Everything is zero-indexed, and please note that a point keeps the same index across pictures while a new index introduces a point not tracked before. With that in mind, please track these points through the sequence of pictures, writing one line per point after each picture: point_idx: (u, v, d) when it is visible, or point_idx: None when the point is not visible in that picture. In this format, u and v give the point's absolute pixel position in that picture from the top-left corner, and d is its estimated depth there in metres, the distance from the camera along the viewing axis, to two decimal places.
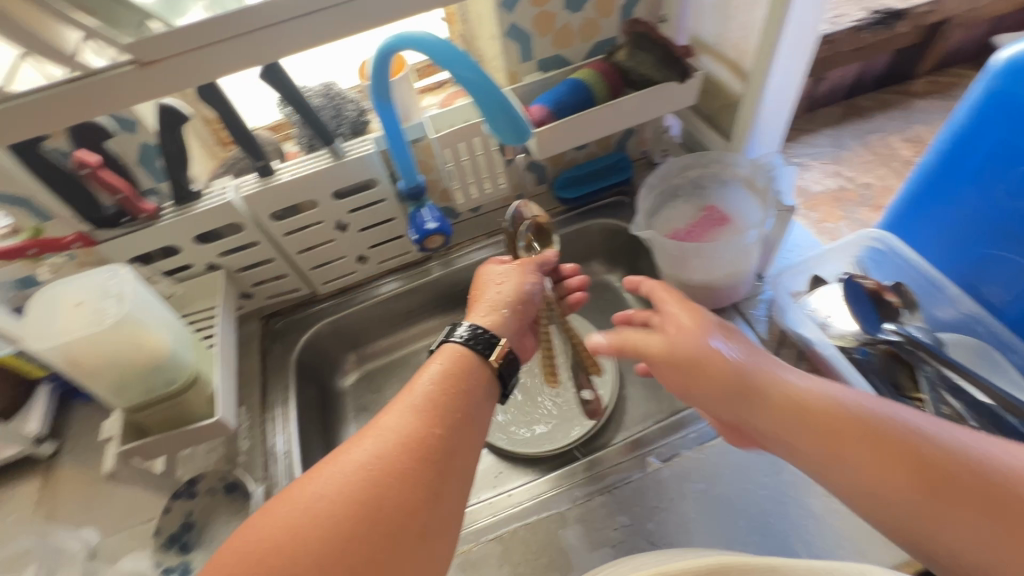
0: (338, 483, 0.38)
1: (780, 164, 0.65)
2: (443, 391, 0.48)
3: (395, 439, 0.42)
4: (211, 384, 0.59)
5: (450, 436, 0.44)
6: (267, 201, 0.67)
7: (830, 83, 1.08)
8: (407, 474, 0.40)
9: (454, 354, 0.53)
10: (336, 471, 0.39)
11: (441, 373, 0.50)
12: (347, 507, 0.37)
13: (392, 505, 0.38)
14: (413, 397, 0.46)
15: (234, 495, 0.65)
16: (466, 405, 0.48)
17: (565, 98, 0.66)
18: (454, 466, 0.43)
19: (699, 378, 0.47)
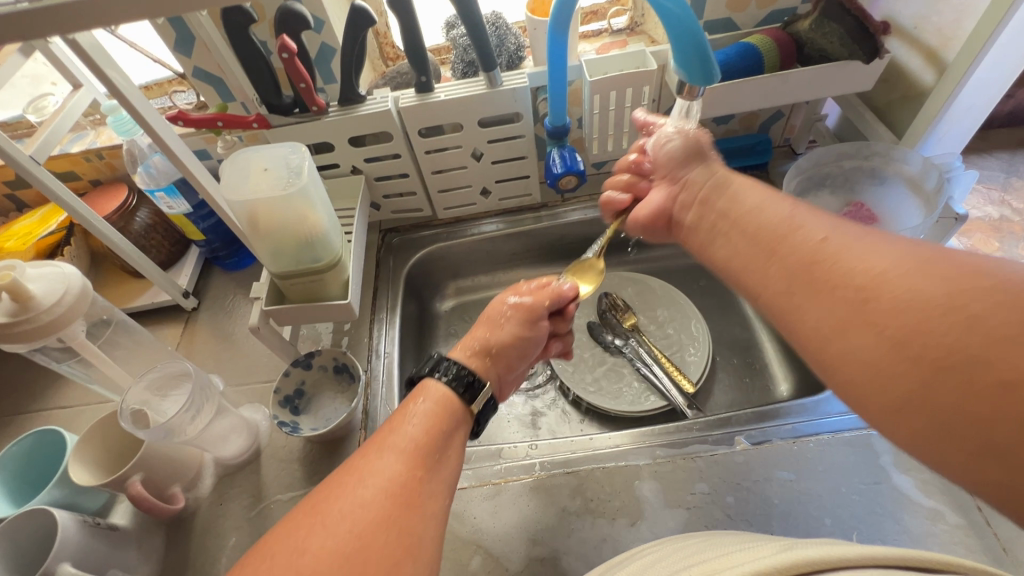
0: (310, 549, 0.36)
1: (959, 167, 0.60)
2: (428, 429, 0.46)
3: (382, 483, 0.40)
4: (346, 272, 0.65)
5: (434, 477, 0.43)
6: (420, 116, 0.71)
7: (1016, 103, 0.96)
8: (390, 516, 0.38)
9: (439, 395, 0.50)
10: (319, 527, 0.37)
11: (427, 415, 0.48)
12: (323, 569, 0.35)
13: (370, 563, 0.36)
14: (402, 442, 0.44)
15: (342, 377, 0.71)
16: (449, 449, 0.47)
17: (733, 60, 0.63)
18: (428, 512, 0.41)
19: (779, 246, 0.45)
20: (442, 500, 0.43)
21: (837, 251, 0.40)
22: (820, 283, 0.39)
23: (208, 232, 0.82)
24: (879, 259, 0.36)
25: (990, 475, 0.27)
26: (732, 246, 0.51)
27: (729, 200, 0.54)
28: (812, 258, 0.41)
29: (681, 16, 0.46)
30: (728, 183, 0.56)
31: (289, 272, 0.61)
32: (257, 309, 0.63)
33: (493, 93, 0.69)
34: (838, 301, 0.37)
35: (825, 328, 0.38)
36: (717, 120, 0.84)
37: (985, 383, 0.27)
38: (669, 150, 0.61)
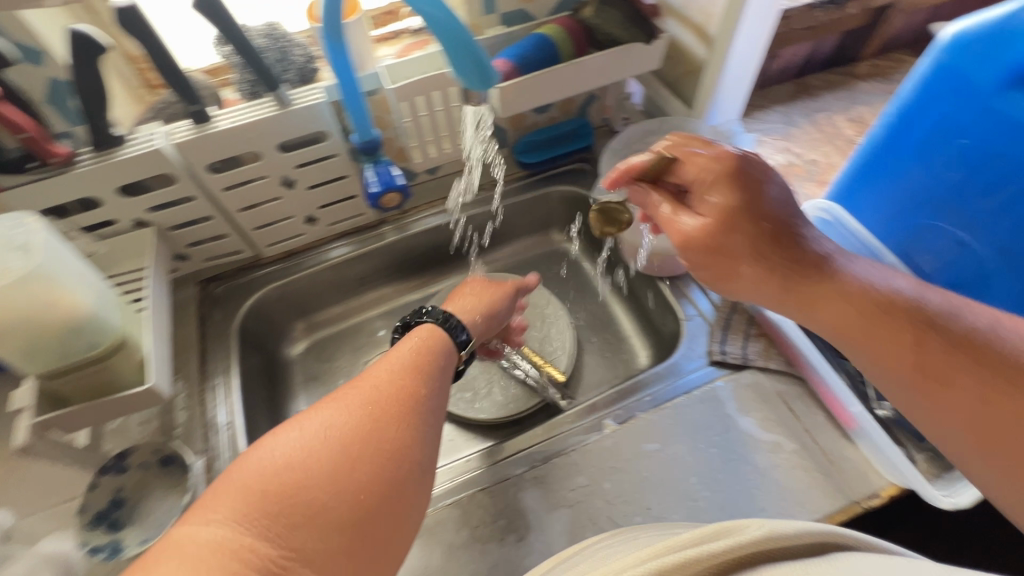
0: (332, 431, 0.39)
1: (739, 131, 0.66)
2: (415, 359, 0.50)
3: (386, 390, 0.44)
4: (142, 349, 0.55)
5: (431, 396, 0.47)
6: (204, 151, 0.61)
7: (782, 62, 1.10)
8: (395, 417, 0.42)
9: (428, 329, 0.55)
10: (332, 415, 0.41)
11: (417, 346, 0.52)
12: (341, 444, 0.39)
13: (380, 460, 0.39)
14: (396, 361, 0.49)
15: (170, 469, 0.60)
16: (441, 373, 0.51)
17: (530, 53, 0.63)
18: (425, 419, 0.45)
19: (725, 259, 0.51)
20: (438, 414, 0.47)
21: (817, 288, 0.48)
22: (884, 310, 0.45)
23: None
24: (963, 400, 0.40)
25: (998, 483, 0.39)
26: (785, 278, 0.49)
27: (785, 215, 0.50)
28: (863, 298, 0.46)
29: (444, 21, 0.46)
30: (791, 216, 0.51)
31: (57, 369, 0.49)
32: (23, 423, 0.50)
33: (286, 114, 0.62)
34: (952, 402, 0.40)
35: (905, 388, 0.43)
36: (538, 109, 0.84)
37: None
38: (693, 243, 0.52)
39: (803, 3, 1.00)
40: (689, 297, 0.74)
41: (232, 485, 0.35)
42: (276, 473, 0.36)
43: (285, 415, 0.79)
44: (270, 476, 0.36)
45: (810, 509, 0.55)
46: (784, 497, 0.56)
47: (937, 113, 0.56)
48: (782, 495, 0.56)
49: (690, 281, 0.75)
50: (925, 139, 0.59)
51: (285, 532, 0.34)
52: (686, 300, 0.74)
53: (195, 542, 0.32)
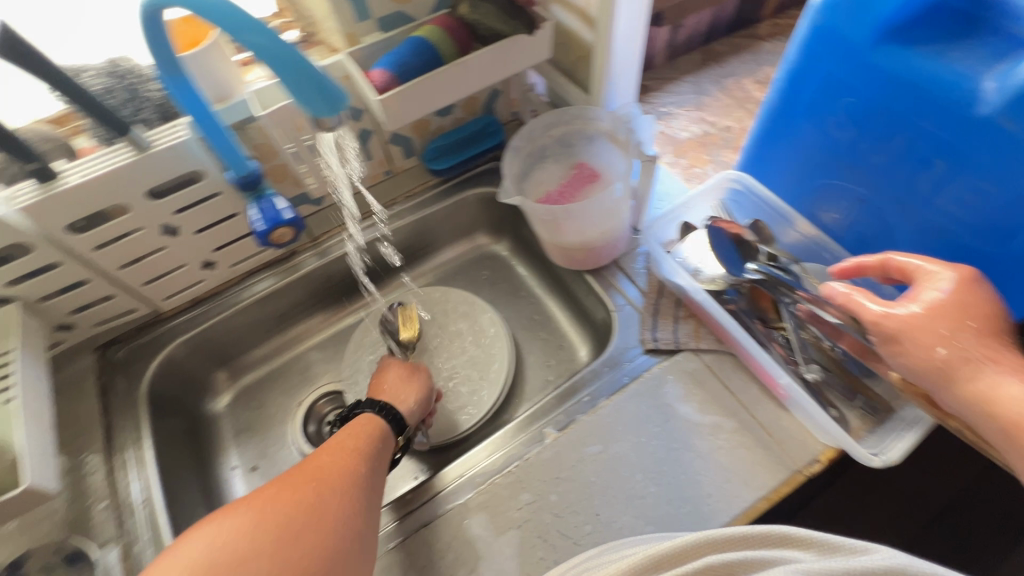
0: (252, 531, 0.46)
1: (638, 113, 0.64)
2: (348, 460, 0.55)
3: (315, 493, 0.50)
4: (14, 446, 0.49)
5: (355, 507, 0.50)
6: (58, 212, 0.55)
7: (686, 31, 1.10)
8: (327, 525, 0.48)
9: (369, 422, 0.61)
10: (264, 510, 0.48)
11: (348, 436, 0.59)
12: (250, 540, 0.45)
13: (285, 560, 0.44)
14: (314, 462, 0.54)
15: (79, 567, 0.56)
16: (359, 471, 0.54)
17: (409, 59, 0.59)
18: (350, 530, 0.48)
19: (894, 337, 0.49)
20: (350, 519, 0.49)
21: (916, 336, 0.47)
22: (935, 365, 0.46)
23: None
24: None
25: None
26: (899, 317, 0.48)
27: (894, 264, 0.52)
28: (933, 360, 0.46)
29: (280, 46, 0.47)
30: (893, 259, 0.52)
31: None
32: None
33: (147, 159, 0.56)
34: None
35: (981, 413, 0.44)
36: (439, 112, 0.81)
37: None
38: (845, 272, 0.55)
39: None
40: (615, 287, 0.72)
41: None
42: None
43: (217, 475, 0.74)
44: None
45: (755, 487, 0.55)
46: (730, 479, 0.55)
47: (822, 72, 0.56)
48: (726, 476, 0.56)
49: (617, 271, 0.73)
50: (814, 98, 0.58)
51: None
52: (614, 290, 0.72)
53: None
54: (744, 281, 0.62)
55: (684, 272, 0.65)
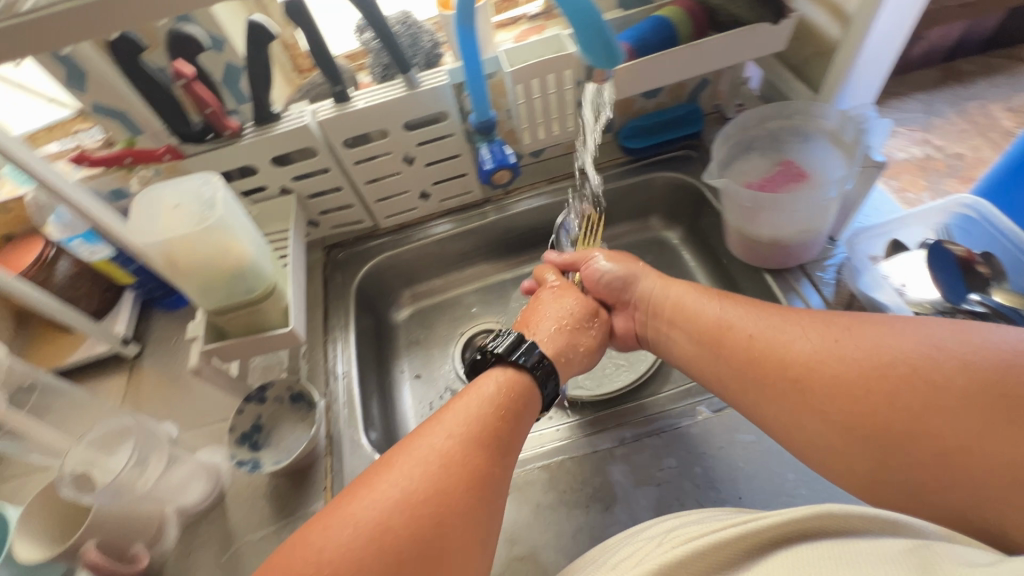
0: (396, 516, 0.39)
1: (875, 117, 0.61)
2: (499, 416, 0.49)
3: (455, 472, 0.43)
4: (285, 298, 0.63)
5: (504, 472, 0.46)
6: (342, 128, 0.69)
7: (928, 43, 0.99)
8: (466, 506, 0.42)
9: (508, 378, 0.52)
10: (394, 491, 0.41)
11: (497, 396, 0.50)
12: (406, 540, 0.39)
13: (442, 540, 0.40)
14: (469, 421, 0.47)
15: (300, 405, 0.69)
16: (513, 434, 0.49)
17: (648, 36, 0.63)
18: (497, 500, 0.44)
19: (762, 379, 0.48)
20: (504, 487, 0.46)
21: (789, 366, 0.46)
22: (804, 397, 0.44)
23: (140, 273, 0.78)
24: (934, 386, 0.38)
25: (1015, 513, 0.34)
26: (681, 348, 0.56)
27: (660, 290, 0.60)
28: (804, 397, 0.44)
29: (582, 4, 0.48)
30: (637, 277, 0.63)
31: (224, 307, 0.58)
32: (196, 349, 0.60)
33: (413, 96, 0.67)
34: (862, 436, 0.40)
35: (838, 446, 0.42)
36: (646, 93, 0.84)
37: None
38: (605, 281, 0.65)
39: None
40: (797, 292, 0.68)
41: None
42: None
43: (392, 375, 0.85)
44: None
45: None
46: None
47: None
48: None
49: (802, 275, 0.69)
50: None
51: None
52: (794, 294, 0.68)
53: None
54: (961, 311, 0.57)
55: (888, 289, 0.62)
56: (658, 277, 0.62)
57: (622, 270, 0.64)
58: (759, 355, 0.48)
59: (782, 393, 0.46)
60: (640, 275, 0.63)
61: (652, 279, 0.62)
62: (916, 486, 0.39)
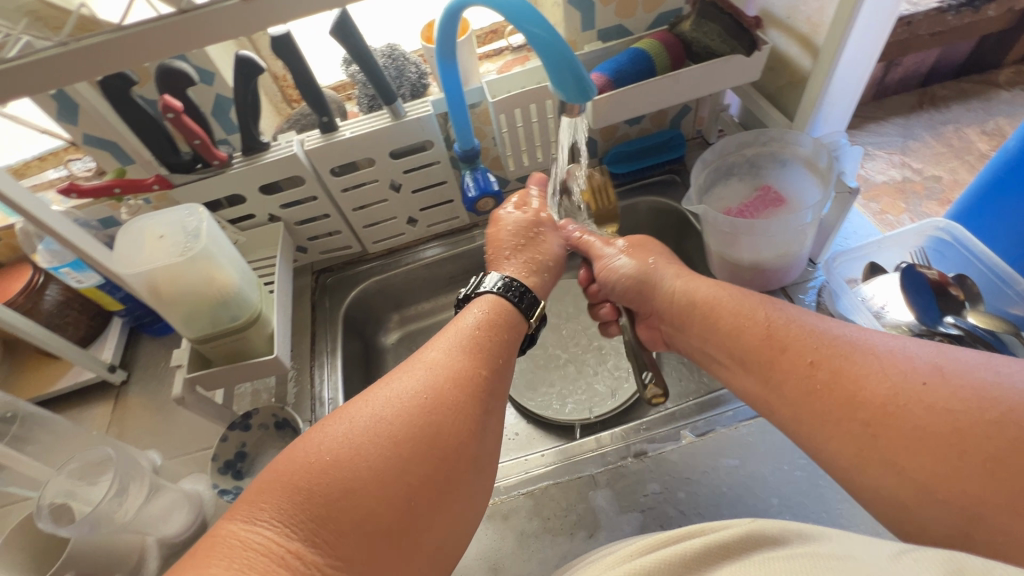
0: (390, 411, 0.43)
1: (845, 144, 0.64)
2: (484, 333, 0.54)
3: (446, 373, 0.47)
4: (271, 325, 0.63)
5: (492, 377, 0.50)
6: (329, 156, 0.70)
7: (903, 70, 1.02)
8: (459, 405, 0.45)
9: (489, 304, 0.58)
10: (388, 398, 0.44)
11: (483, 319, 0.55)
12: (402, 434, 0.41)
13: (440, 433, 0.43)
14: (458, 339, 0.51)
15: (284, 432, 0.69)
16: (502, 348, 0.54)
17: (626, 67, 0.65)
18: (490, 403, 0.48)
19: (779, 371, 0.47)
20: (499, 399, 0.50)
21: (837, 370, 0.43)
22: (828, 405, 0.43)
23: (128, 300, 0.78)
24: (869, 374, 0.42)
25: (961, 495, 0.35)
26: (690, 334, 0.58)
27: (685, 291, 0.59)
28: (811, 380, 0.44)
29: (548, 37, 0.49)
30: (658, 277, 0.63)
31: (207, 336, 0.59)
32: (179, 378, 0.60)
33: (399, 125, 0.69)
34: (882, 440, 0.39)
35: (815, 425, 0.44)
36: (629, 120, 0.86)
37: (951, 444, 0.36)
38: (623, 276, 0.66)
39: (930, 6, 0.92)
40: None
41: (278, 479, 0.38)
42: (324, 470, 0.38)
43: None
44: (320, 474, 0.38)
45: None
46: (879, 531, 0.53)
47: None
48: (874, 529, 0.53)
49: (783, 297, 0.70)
50: None
51: (363, 478, 0.39)
52: None
53: (251, 543, 0.35)
54: (937, 334, 0.58)
55: (867, 312, 0.63)
56: (676, 273, 0.62)
57: (637, 270, 0.64)
58: (745, 333, 0.51)
59: (768, 365, 0.48)
60: (659, 271, 0.63)
61: (671, 278, 0.61)
62: (884, 504, 0.40)
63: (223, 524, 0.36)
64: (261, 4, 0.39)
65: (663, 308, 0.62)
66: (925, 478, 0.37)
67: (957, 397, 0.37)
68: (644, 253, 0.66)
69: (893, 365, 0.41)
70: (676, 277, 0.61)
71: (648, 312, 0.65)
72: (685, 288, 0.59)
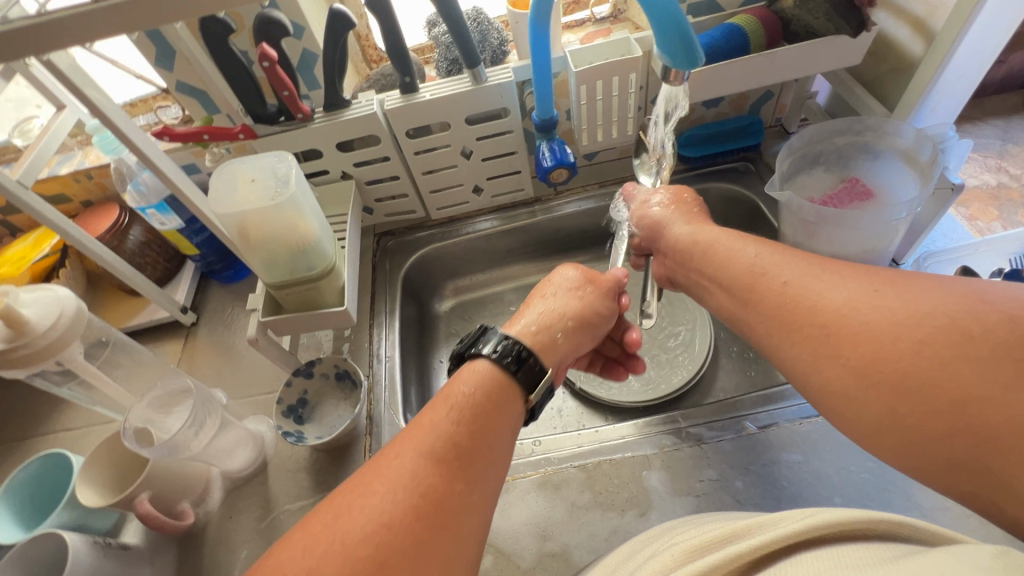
0: (353, 542, 0.34)
1: (953, 137, 0.60)
2: (473, 406, 0.44)
3: (423, 473, 0.38)
4: (342, 278, 0.65)
5: (479, 455, 0.42)
6: (407, 118, 0.71)
7: (1008, 68, 0.95)
8: (438, 515, 0.37)
9: (485, 372, 0.47)
10: (346, 528, 0.35)
11: (475, 389, 0.46)
12: (363, 573, 0.33)
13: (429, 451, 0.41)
14: (442, 421, 0.42)
15: (344, 383, 0.71)
16: (500, 421, 0.45)
17: (720, 42, 0.63)
18: (476, 493, 0.40)
19: (770, 306, 0.46)
20: (508, 409, 0.47)
21: (865, 314, 0.39)
22: (861, 365, 0.37)
23: (203, 246, 0.82)
24: (832, 290, 0.42)
25: (958, 448, 0.32)
26: (689, 270, 0.59)
27: (690, 234, 0.60)
28: (815, 317, 0.42)
29: (660, 1, 0.47)
30: (670, 223, 0.63)
31: (285, 282, 0.61)
32: (254, 320, 0.62)
33: (479, 90, 0.69)
34: (928, 380, 0.33)
35: (800, 352, 0.42)
36: (707, 103, 0.83)
37: (905, 348, 0.35)
38: (646, 221, 0.67)
39: None
40: None
41: None
42: None
43: (430, 363, 0.86)
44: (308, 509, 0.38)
45: None
46: None
47: None
48: None
49: None
50: None
51: None
52: None
53: None
54: None
55: None
56: (688, 221, 0.62)
57: (658, 216, 0.65)
58: (733, 266, 0.52)
59: (746, 290, 0.49)
60: (671, 221, 0.64)
61: (680, 223, 0.62)
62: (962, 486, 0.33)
63: None
64: None
65: (668, 248, 0.63)
66: (911, 387, 0.34)
67: (898, 308, 0.37)
68: (678, 201, 0.66)
69: (948, 294, 0.36)
70: (686, 222, 0.62)
71: (657, 257, 0.67)
72: (689, 232, 0.60)
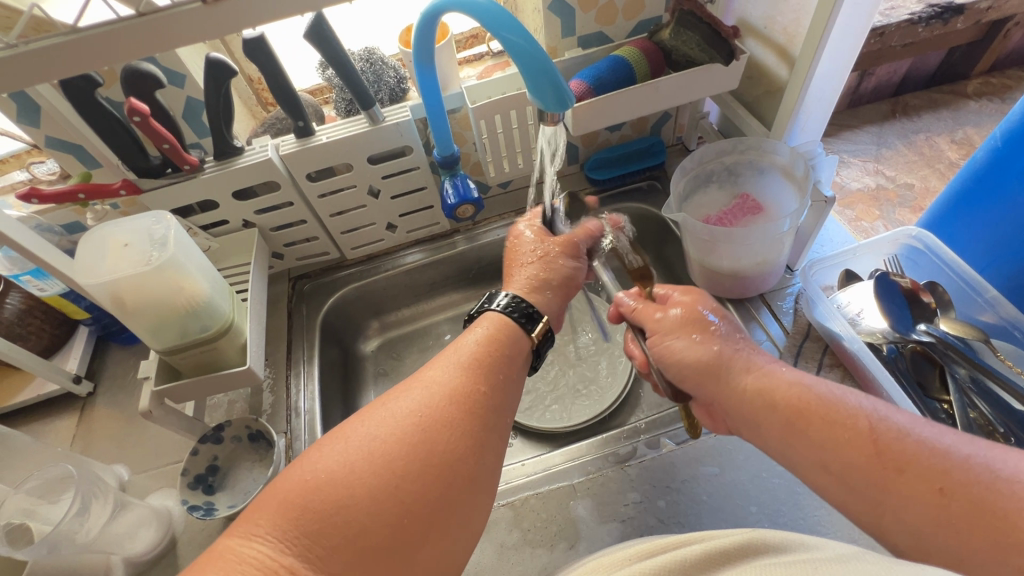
0: (385, 437, 0.40)
1: (821, 153, 0.65)
2: (487, 350, 0.50)
3: (443, 392, 0.45)
4: (243, 335, 0.62)
5: (492, 395, 0.47)
6: (305, 162, 0.69)
7: (876, 80, 1.04)
8: (460, 429, 0.43)
9: (496, 320, 0.54)
10: (386, 416, 0.42)
11: (486, 334, 0.52)
12: (397, 451, 0.40)
13: (437, 452, 0.41)
14: (458, 357, 0.49)
15: (258, 444, 0.67)
16: (504, 371, 0.50)
17: (606, 74, 0.65)
18: (490, 422, 0.45)
19: (896, 490, 0.37)
20: (504, 418, 0.47)
21: (984, 499, 0.34)
22: (974, 535, 0.33)
23: (93, 309, 0.76)
24: (1002, 480, 0.34)
25: None
26: (768, 440, 0.46)
27: (758, 394, 0.47)
28: (943, 513, 0.35)
29: (523, 45, 0.49)
30: (725, 368, 0.50)
31: (175, 347, 0.57)
32: (146, 390, 0.57)
33: (378, 130, 0.68)
34: None
35: (921, 527, 0.36)
36: (610, 127, 0.86)
37: None
38: (686, 361, 0.52)
39: (901, 18, 0.94)
40: (760, 322, 0.70)
41: (272, 498, 0.37)
42: (320, 487, 0.37)
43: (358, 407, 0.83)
44: (314, 492, 0.37)
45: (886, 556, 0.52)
46: (856, 539, 0.53)
47: None
48: (850, 534, 0.53)
49: (762, 304, 0.71)
50: None
51: (360, 516, 0.37)
52: (755, 324, 0.70)
53: (244, 558, 0.35)
54: (910, 341, 0.59)
55: (842, 319, 0.63)
56: (744, 366, 0.49)
57: (703, 356, 0.51)
58: (848, 446, 0.40)
59: (881, 490, 0.38)
60: (726, 364, 0.50)
61: (742, 372, 0.49)
62: None
63: (222, 538, 0.36)
64: (234, 5, 0.40)
65: (727, 405, 0.50)
66: None
67: None
68: (707, 332, 0.53)
69: None
70: (743, 371, 0.49)
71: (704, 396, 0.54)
72: (757, 386, 0.47)
